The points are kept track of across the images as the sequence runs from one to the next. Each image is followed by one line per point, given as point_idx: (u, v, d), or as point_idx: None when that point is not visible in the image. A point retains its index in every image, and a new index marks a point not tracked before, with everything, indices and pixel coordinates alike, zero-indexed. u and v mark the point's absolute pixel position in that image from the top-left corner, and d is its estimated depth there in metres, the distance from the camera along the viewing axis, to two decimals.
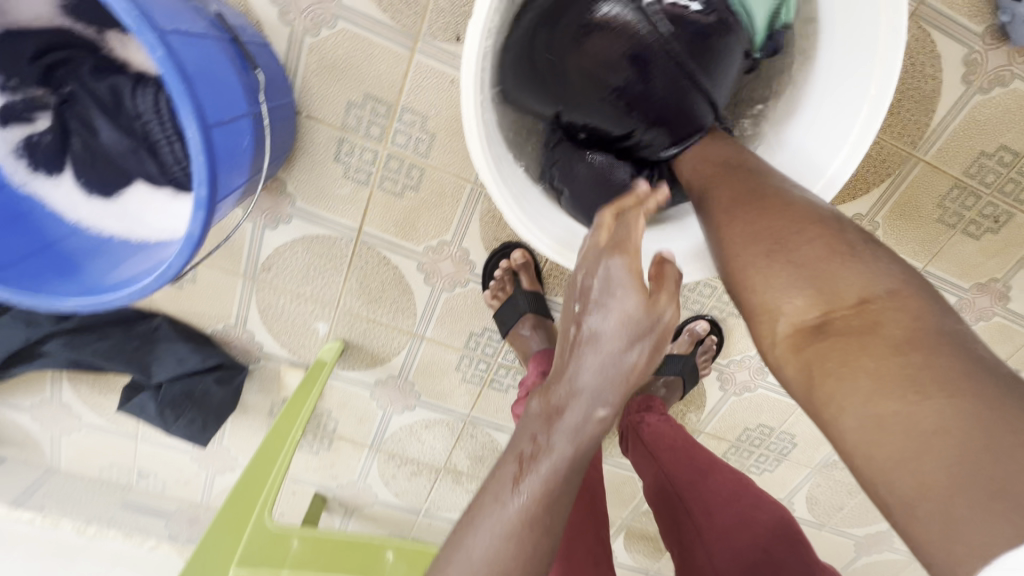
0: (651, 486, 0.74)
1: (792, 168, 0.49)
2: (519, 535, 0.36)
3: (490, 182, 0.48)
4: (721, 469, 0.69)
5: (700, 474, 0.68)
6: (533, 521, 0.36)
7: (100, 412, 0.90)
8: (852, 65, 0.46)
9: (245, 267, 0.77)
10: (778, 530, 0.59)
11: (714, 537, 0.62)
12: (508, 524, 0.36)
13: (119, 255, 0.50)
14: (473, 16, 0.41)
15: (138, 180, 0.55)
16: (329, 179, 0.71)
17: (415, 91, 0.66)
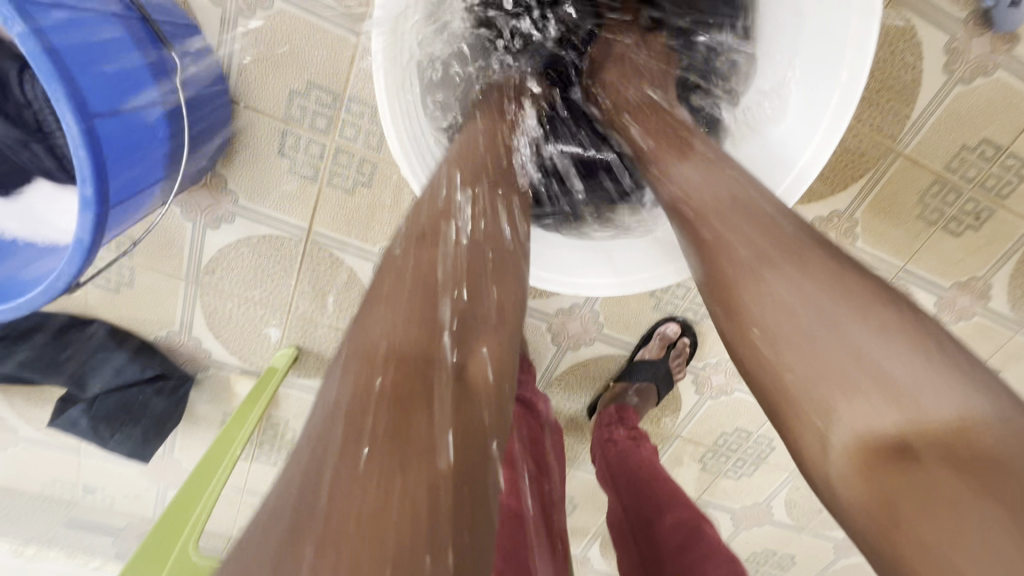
0: (619, 513, 0.75)
1: (763, 164, 0.49)
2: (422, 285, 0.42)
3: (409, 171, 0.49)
4: (675, 506, 0.67)
5: (655, 511, 0.68)
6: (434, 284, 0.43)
7: (37, 425, 0.84)
8: (823, 53, 0.45)
9: (187, 269, 0.72)
10: None
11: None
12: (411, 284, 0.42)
13: (19, 261, 0.47)
14: (380, 3, 0.43)
15: (38, 176, 0.51)
16: (274, 175, 0.66)
17: (364, 79, 0.61)
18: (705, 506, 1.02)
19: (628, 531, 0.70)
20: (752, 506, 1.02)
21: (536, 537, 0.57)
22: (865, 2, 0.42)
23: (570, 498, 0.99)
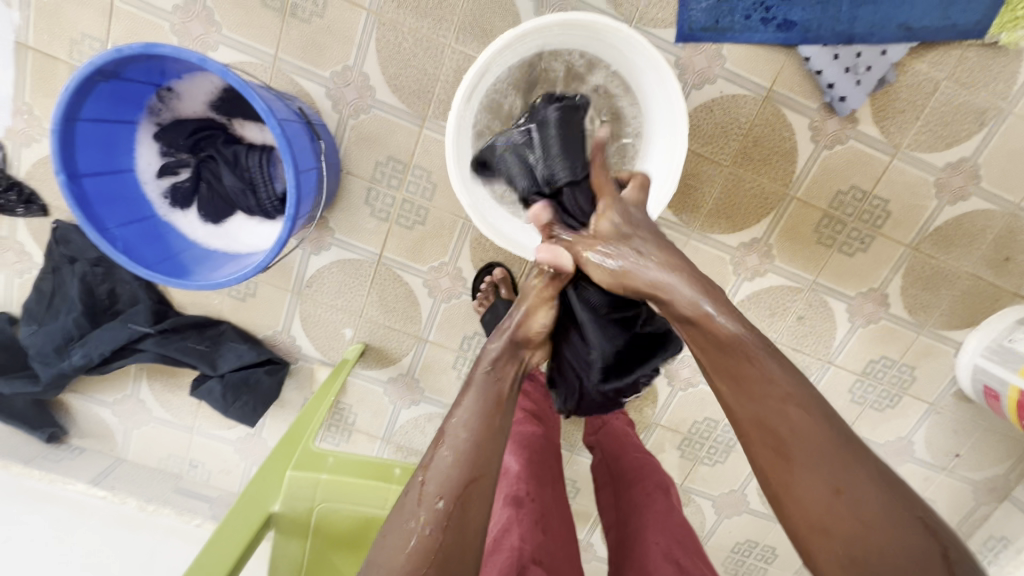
0: (594, 461, 0.92)
1: (665, 138, 0.74)
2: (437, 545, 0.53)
3: (495, 238, 0.73)
4: (635, 445, 0.88)
5: (622, 446, 0.87)
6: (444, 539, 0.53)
7: (166, 406, 1.12)
8: (646, 62, 0.70)
9: (293, 284, 1.02)
10: (657, 483, 0.78)
11: (620, 488, 0.81)
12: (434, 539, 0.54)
13: (219, 261, 0.76)
14: (447, 135, 0.69)
15: (239, 212, 0.79)
16: (360, 216, 0.98)
17: (423, 154, 0.94)
18: (688, 493, 1.20)
19: (602, 465, 0.88)
20: (730, 493, 1.20)
21: (538, 444, 0.77)
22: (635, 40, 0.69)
23: (573, 482, 1.19)
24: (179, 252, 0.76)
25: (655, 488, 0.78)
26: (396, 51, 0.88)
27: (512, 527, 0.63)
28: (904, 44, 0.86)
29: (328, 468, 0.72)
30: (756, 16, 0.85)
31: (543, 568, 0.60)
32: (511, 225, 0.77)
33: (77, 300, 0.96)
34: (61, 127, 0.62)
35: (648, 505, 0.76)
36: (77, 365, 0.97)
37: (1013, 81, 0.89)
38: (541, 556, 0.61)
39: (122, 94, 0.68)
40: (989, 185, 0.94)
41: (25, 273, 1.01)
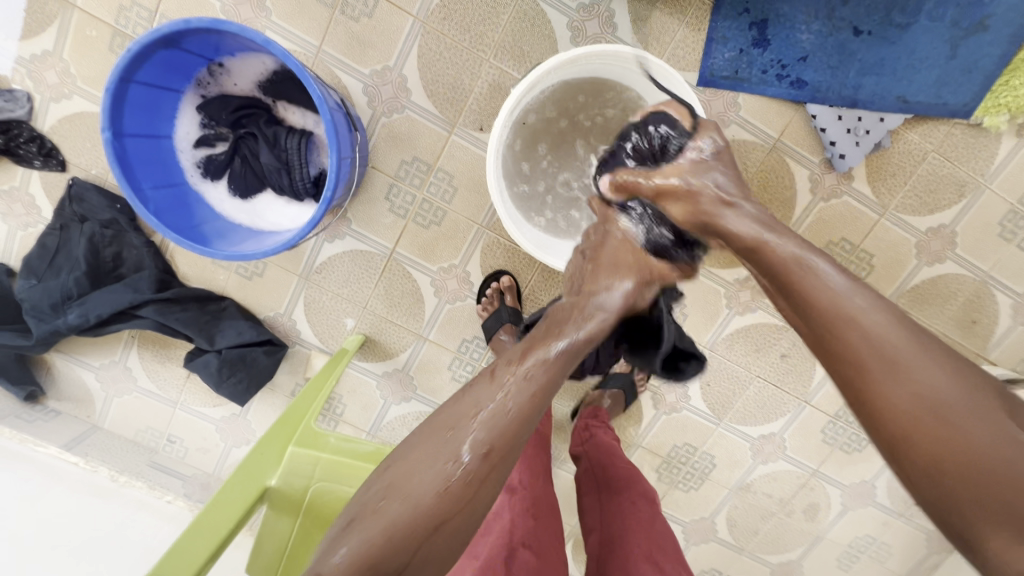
0: (582, 471, 0.92)
1: None
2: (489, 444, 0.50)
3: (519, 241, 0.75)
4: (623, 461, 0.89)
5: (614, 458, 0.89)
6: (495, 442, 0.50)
7: (153, 377, 1.11)
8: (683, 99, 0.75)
9: (302, 268, 1.04)
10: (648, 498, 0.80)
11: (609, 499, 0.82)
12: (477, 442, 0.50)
13: (243, 236, 0.78)
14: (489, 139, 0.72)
15: (268, 192, 0.81)
16: (378, 210, 1.00)
17: (448, 159, 0.98)
18: None
19: (590, 474, 0.89)
20: (699, 520, 1.24)
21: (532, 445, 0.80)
22: (673, 79, 0.73)
23: None
24: (204, 222, 0.77)
25: (643, 499, 0.80)
26: (436, 59, 0.93)
27: (503, 513, 0.68)
28: (901, 115, 0.94)
29: (329, 447, 0.73)
30: (772, 72, 0.92)
31: (532, 552, 0.64)
32: (563, 248, 0.82)
33: (82, 259, 0.96)
34: (116, 87, 0.64)
35: (638, 514, 0.77)
36: (72, 325, 0.96)
37: (991, 161, 0.98)
38: (530, 540, 0.66)
39: (175, 64, 0.70)
40: (963, 252, 1.03)
41: (31, 226, 1.00)
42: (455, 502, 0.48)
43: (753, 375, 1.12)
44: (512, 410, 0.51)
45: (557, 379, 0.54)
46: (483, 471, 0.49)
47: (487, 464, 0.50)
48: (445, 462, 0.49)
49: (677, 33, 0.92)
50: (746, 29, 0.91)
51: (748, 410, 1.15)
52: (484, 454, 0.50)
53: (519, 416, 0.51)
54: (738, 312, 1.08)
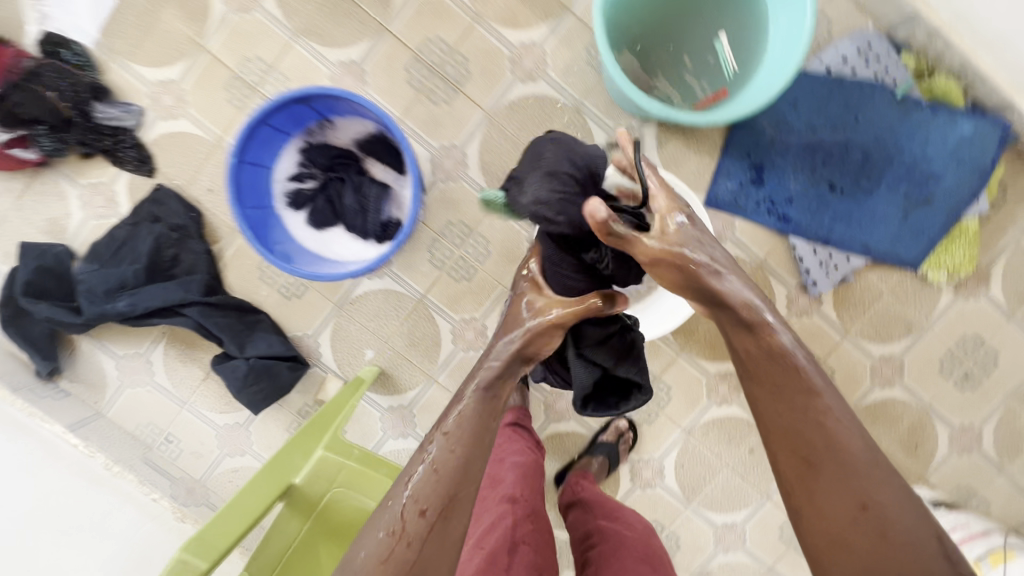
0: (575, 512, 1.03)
1: None
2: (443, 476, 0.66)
3: None
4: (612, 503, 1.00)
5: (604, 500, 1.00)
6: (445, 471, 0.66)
7: (171, 374, 1.17)
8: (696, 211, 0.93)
9: (338, 297, 1.15)
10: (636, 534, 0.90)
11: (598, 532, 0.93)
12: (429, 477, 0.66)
13: (312, 260, 0.90)
14: None
15: (339, 227, 0.94)
16: (418, 258, 1.14)
17: (488, 226, 1.13)
18: None
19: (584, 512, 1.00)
20: None
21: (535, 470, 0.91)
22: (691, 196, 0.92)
23: None
24: (281, 242, 0.90)
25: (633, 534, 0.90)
26: (495, 145, 1.11)
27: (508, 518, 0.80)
28: (862, 259, 1.14)
29: (356, 456, 0.82)
30: (763, 206, 1.13)
31: (530, 547, 0.77)
32: None
33: (146, 254, 1.06)
34: (251, 126, 0.79)
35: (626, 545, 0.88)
36: (120, 312, 1.04)
37: (935, 307, 1.17)
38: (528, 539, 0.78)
39: (297, 114, 0.86)
40: (909, 380, 1.19)
41: (105, 218, 1.11)
42: (408, 536, 0.62)
43: (723, 463, 1.23)
44: (456, 439, 0.68)
45: (485, 422, 0.70)
46: (423, 508, 0.63)
47: (423, 503, 0.63)
48: (391, 514, 0.64)
49: (692, 161, 1.12)
50: (746, 169, 1.12)
51: (715, 497, 1.24)
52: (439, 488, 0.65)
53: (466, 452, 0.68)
54: (716, 402, 1.21)
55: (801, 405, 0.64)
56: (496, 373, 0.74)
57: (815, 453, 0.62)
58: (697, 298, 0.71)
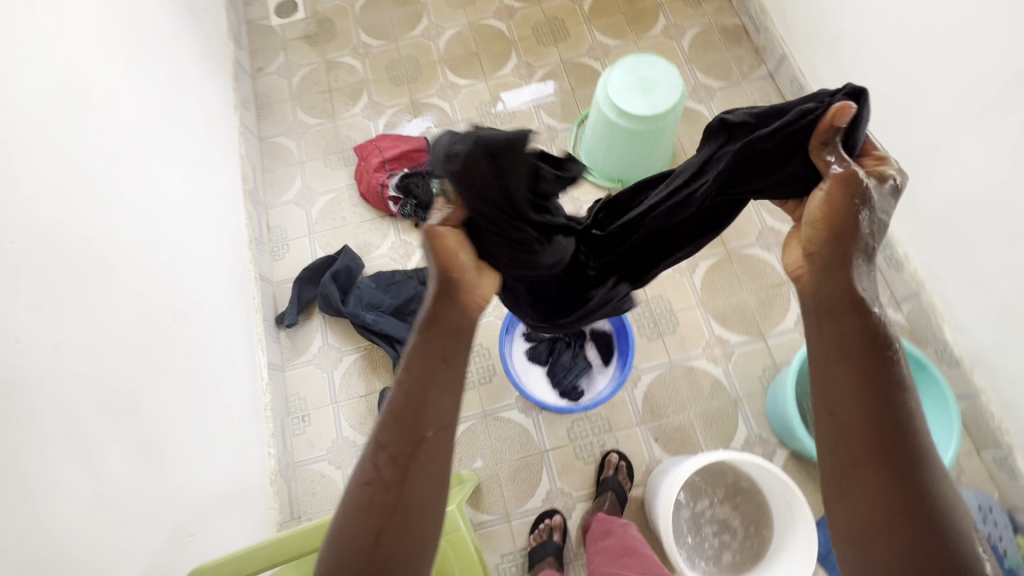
0: None
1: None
2: (388, 420, 0.67)
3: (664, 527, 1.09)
4: None
5: None
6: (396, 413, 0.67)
7: (344, 377, 1.47)
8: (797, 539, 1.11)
9: (489, 408, 1.42)
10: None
11: None
12: (372, 444, 0.67)
13: (516, 378, 1.22)
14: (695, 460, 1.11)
15: (543, 368, 1.26)
16: (562, 422, 1.40)
17: (626, 435, 1.38)
18: None
19: None
20: None
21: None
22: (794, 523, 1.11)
23: None
24: (506, 353, 1.23)
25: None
26: (664, 385, 1.41)
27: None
28: None
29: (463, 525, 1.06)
30: None
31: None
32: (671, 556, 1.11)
33: (404, 300, 1.48)
34: None
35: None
36: (364, 321, 1.44)
37: None
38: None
39: None
40: None
41: (396, 263, 1.57)
42: (386, 482, 0.65)
43: None
44: (403, 391, 0.67)
45: (429, 370, 0.68)
46: (401, 453, 0.65)
47: (396, 453, 0.65)
48: (370, 471, 0.66)
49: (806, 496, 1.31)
50: None
51: None
52: (388, 445, 0.66)
53: (419, 377, 0.68)
54: None
55: (854, 385, 0.60)
56: (452, 330, 0.70)
57: (893, 471, 0.57)
58: (825, 250, 0.65)
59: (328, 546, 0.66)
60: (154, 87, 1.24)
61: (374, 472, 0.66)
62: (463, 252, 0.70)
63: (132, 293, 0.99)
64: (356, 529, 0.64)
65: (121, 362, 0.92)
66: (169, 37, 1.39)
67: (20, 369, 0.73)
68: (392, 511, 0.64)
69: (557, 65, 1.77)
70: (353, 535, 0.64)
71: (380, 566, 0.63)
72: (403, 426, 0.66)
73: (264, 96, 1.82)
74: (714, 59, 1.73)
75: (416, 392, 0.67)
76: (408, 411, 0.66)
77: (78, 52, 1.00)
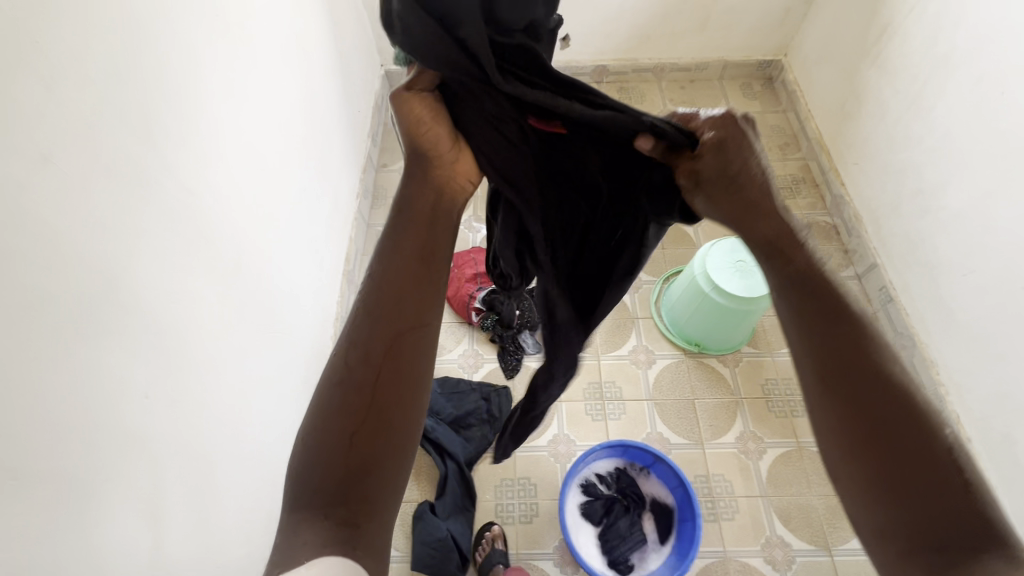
0: None
1: None
2: (365, 325, 0.67)
3: None
4: None
5: None
6: (371, 314, 0.67)
7: None
8: None
9: (524, 551, 1.34)
10: None
11: None
12: (348, 345, 0.67)
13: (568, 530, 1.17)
14: None
15: (593, 525, 1.21)
16: None
17: None
18: None
19: None
20: None
21: None
22: None
23: None
24: (563, 499, 1.19)
25: None
26: None
27: None
28: None
29: None
30: None
31: None
32: None
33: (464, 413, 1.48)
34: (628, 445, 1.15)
35: None
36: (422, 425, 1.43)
37: None
38: None
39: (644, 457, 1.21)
40: None
41: (463, 372, 1.59)
42: (360, 383, 0.65)
43: None
44: (377, 293, 0.68)
45: (405, 265, 0.69)
46: (379, 352, 0.66)
47: (369, 350, 0.66)
48: (347, 378, 0.65)
49: None
50: None
51: None
52: (364, 353, 0.66)
53: (390, 278, 0.69)
54: None
55: (792, 311, 0.59)
56: (426, 229, 0.72)
57: (864, 404, 0.53)
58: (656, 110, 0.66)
59: (296, 460, 0.63)
60: (306, 174, 1.40)
61: (351, 375, 0.65)
62: (440, 124, 0.72)
63: (235, 359, 1.04)
64: (327, 434, 0.62)
65: (207, 424, 0.94)
66: (329, 135, 1.59)
67: (133, 423, 0.76)
68: (371, 408, 0.63)
69: None
70: (323, 442, 0.62)
71: (353, 465, 0.61)
72: (374, 310, 0.68)
73: (382, 188, 2.01)
74: None
75: (398, 300, 0.68)
76: (388, 316, 0.67)
77: (262, 141, 1.15)
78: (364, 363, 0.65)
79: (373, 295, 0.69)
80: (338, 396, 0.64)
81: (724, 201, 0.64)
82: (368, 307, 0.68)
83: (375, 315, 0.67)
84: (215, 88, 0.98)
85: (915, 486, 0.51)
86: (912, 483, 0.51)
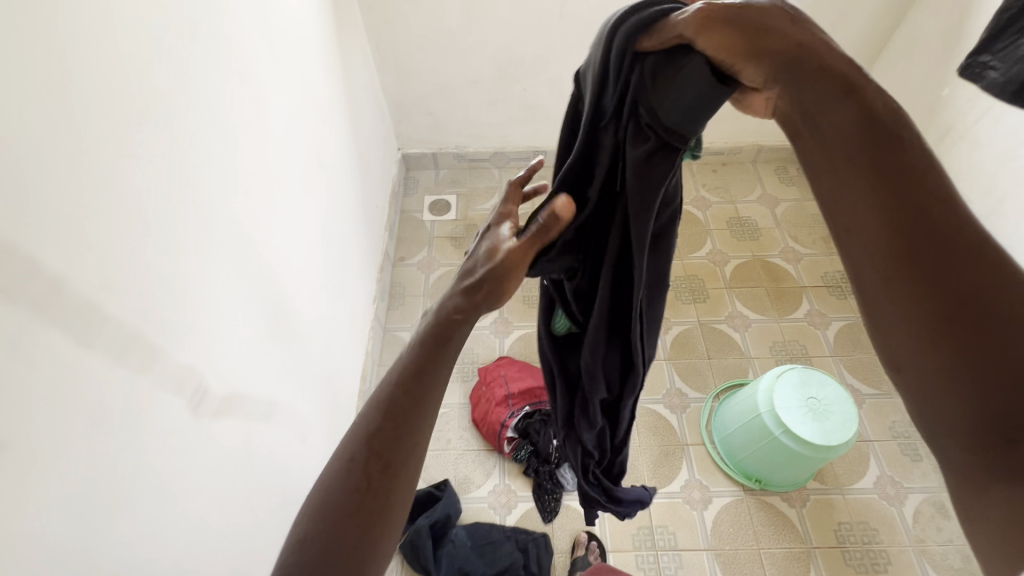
0: None
1: None
2: (371, 416, 0.55)
3: None
4: None
5: None
6: (381, 402, 0.56)
7: None
8: None
9: None
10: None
11: None
12: (351, 435, 0.55)
13: None
14: None
15: None
16: None
17: None
18: None
19: None
20: None
21: None
22: None
23: None
24: None
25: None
26: None
27: None
28: None
29: None
30: None
31: None
32: None
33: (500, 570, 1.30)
34: None
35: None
36: None
37: None
38: None
39: None
40: None
41: (495, 514, 1.41)
42: (367, 480, 0.53)
43: None
44: (396, 376, 0.56)
45: (425, 353, 0.56)
46: (381, 466, 0.54)
47: (377, 454, 0.54)
48: (353, 472, 0.53)
49: None
50: None
51: None
52: (369, 449, 0.54)
53: (415, 360, 0.56)
54: None
55: (860, 114, 0.50)
56: (433, 350, 0.57)
57: (919, 227, 0.48)
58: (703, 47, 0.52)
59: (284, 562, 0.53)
60: (323, 283, 1.30)
61: (357, 471, 0.53)
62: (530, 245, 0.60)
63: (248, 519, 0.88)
64: (320, 540, 0.52)
65: None
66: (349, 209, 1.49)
67: None
68: (365, 510, 0.53)
69: (693, 325, 1.74)
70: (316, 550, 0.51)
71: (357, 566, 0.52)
72: (393, 397, 0.55)
73: (400, 286, 1.88)
74: (862, 361, 1.66)
75: (422, 393, 0.55)
76: (404, 404, 0.55)
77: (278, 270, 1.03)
78: (369, 454, 0.54)
79: (389, 379, 0.56)
80: (333, 499, 0.53)
81: (736, 44, 0.51)
82: (385, 389, 0.56)
83: (388, 400, 0.55)
84: (226, 194, 0.85)
85: (994, 355, 0.46)
86: (985, 344, 0.46)
